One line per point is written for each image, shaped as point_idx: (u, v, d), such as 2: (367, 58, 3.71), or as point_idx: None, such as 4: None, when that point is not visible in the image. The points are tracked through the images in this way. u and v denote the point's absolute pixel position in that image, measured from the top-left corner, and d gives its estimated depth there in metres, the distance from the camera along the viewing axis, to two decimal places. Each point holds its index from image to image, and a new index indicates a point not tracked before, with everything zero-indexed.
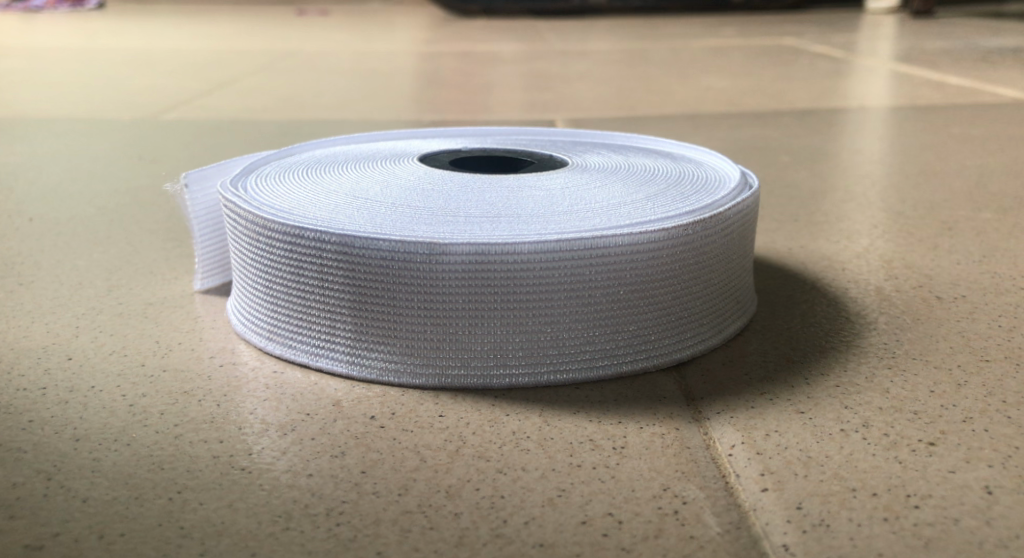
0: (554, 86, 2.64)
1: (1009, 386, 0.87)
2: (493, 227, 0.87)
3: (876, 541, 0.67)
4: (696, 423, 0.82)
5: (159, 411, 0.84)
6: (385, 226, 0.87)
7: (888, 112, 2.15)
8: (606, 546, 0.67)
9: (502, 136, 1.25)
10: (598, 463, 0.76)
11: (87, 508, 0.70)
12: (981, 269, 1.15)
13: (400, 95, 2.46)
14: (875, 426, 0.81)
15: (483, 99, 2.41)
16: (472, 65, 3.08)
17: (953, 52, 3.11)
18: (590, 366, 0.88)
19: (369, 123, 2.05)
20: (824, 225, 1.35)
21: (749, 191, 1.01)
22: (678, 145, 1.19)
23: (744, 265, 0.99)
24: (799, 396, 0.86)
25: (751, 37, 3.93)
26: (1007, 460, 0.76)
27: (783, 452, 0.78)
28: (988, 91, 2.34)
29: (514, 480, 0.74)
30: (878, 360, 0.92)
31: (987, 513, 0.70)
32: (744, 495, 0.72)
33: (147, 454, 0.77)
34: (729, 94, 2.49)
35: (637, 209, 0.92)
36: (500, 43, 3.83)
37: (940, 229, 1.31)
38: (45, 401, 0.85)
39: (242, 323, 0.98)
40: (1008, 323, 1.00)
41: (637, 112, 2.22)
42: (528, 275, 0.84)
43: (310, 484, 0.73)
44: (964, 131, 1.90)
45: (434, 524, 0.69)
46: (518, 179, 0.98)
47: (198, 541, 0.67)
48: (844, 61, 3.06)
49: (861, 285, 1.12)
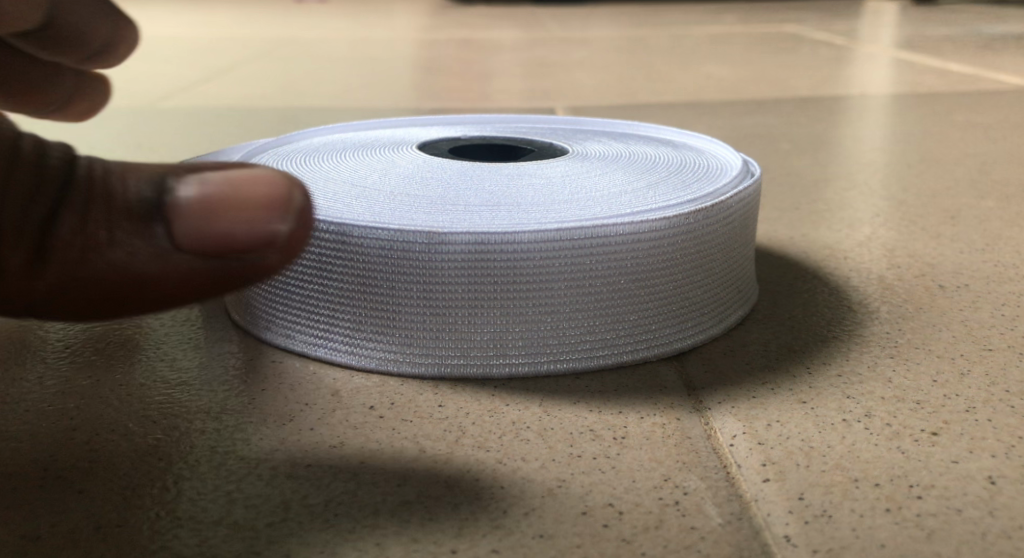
0: (554, 73, 2.63)
1: (1012, 375, 0.86)
2: (493, 216, 0.86)
3: (879, 531, 0.66)
4: (697, 413, 0.82)
5: (157, 401, 0.83)
6: (384, 215, 0.86)
7: (890, 99, 2.14)
8: (606, 537, 0.66)
9: (502, 123, 1.24)
10: (598, 453, 0.76)
11: (83, 498, 0.70)
12: (984, 258, 1.14)
13: (399, 82, 2.45)
14: (877, 416, 0.80)
15: (483, 86, 2.39)
16: (472, 53, 3.06)
17: (955, 39, 3.09)
18: (591, 356, 0.87)
19: (368, 110, 2.04)
20: (826, 213, 1.34)
21: (751, 179, 1.00)
22: (679, 132, 1.17)
23: (745, 254, 0.98)
24: (800, 385, 0.86)
25: (752, 24, 3.90)
26: (1011, 451, 0.75)
27: (785, 442, 0.77)
28: (990, 78, 2.33)
29: (514, 470, 0.74)
30: (880, 350, 0.92)
31: (990, 504, 0.69)
32: (746, 486, 0.72)
33: (145, 444, 0.76)
34: (730, 82, 2.47)
35: (637, 197, 0.91)
36: (500, 30, 3.82)
37: (943, 218, 1.30)
38: (42, 391, 0.85)
39: (241, 313, 0.97)
40: (1011, 312, 0.99)
41: (638, 99, 2.21)
42: (529, 264, 0.83)
43: (309, 474, 0.73)
44: (966, 119, 1.89)
45: (434, 515, 0.68)
46: (518, 166, 0.97)
47: (196, 532, 0.66)
48: (845, 49, 3.05)
49: (864, 274, 1.11)
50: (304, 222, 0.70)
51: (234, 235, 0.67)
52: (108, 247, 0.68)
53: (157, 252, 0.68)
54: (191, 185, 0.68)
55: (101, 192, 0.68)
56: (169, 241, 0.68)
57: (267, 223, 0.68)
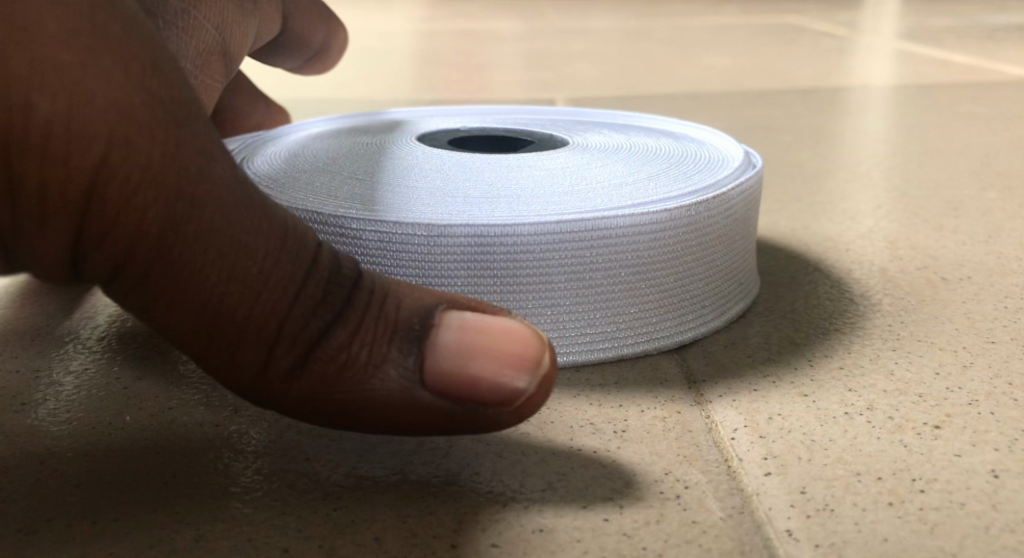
0: (554, 64, 2.61)
1: (1014, 368, 0.86)
2: (494, 208, 0.85)
3: (881, 525, 0.66)
4: (698, 407, 0.81)
5: (152, 395, 0.83)
6: (384, 206, 0.86)
7: (891, 90, 2.13)
8: (607, 532, 0.66)
9: (501, 114, 1.23)
10: (599, 447, 0.75)
11: (80, 492, 0.69)
12: (987, 249, 1.14)
13: (398, 74, 2.44)
14: (879, 409, 0.80)
15: (482, 77, 2.38)
16: (472, 44, 3.05)
17: (956, 30, 3.08)
18: (590, 349, 0.87)
19: (367, 101, 2.04)
20: (827, 205, 1.33)
21: (752, 171, 0.99)
22: (680, 123, 1.16)
23: (745, 246, 0.98)
24: (801, 379, 0.85)
25: (753, 16, 3.88)
26: (1014, 444, 0.75)
27: (786, 435, 0.77)
28: (992, 69, 2.32)
29: (515, 464, 0.73)
30: (882, 343, 0.91)
31: (993, 498, 0.68)
32: (747, 480, 0.71)
33: (141, 438, 0.76)
34: (731, 73, 2.46)
35: (638, 189, 0.90)
36: (499, 21, 3.80)
37: (946, 209, 1.29)
38: (38, 384, 0.84)
39: None
40: (1014, 304, 0.99)
41: (639, 90, 2.20)
42: (529, 256, 0.83)
43: (307, 468, 0.72)
44: (968, 110, 1.88)
45: (433, 509, 0.68)
46: (518, 158, 0.97)
47: (194, 527, 0.66)
48: (846, 40, 3.03)
49: (865, 266, 1.11)
50: (546, 390, 0.68)
51: (478, 390, 0.66)
52: (367, 370, 0.67)
53: (405, 385, 0.67)
54: (452, 329, 0.67)
55: (372, 315, 0.69)
56: (417, 373, 0.67)
57: (508, 381, 0.66)
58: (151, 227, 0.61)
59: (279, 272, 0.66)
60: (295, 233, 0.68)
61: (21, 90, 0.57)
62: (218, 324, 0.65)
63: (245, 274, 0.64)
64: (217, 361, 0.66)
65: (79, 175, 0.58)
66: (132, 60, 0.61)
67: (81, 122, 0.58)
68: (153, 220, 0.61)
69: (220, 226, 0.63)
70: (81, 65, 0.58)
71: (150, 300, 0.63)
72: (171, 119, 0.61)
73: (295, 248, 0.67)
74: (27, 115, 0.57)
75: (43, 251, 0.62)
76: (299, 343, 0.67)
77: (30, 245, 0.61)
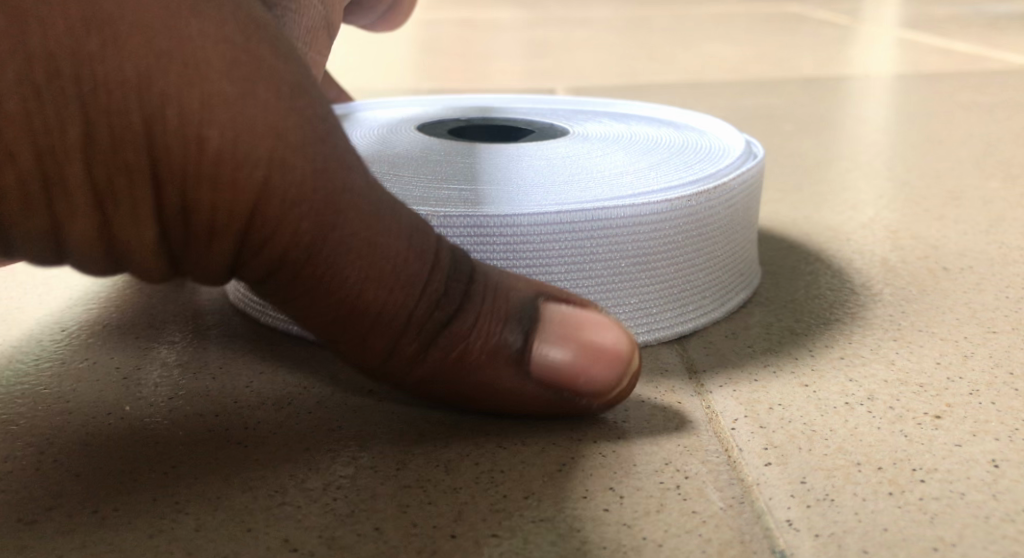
0: (555, 53, 2.61)
1: (1015, 358, 0.86)
2: (494, 198, 0.85)
3: (881, 515, 0.66)
4: (698, 397, 0.81)
5: (152, 384, 0.83)
6: None
7: (894, 79, 2.12)
8: (607, 521, 0.66)
9: (503, 104, 1.22)
10: (599, 437, 0.75)
11: (80, 483, 0.69)
12: (988, 239, 1.14)
13: (398, 63, 2.44)
14: (879, 399, 0.80)
15: (483, 66, 2.38)
16: (472, 33, 3.04)
17: (960, 19, 3.07)
18: None
19: (367, 91, 2.03)
20: (828, 195, 1.33)
21: (754, 161, 0.98)
22: (680, 113, 1.16)
23: (746, 236, 0.97)
24: (802, 368, 0.85)
25: (754, 4, 3.87)
26: (1014, 434, 0.74)
27: (786, 425, 0.76)
28: (994, 58, 2.31)
29: (514, 454, 0.73)
30: (883, 332, 0.91)
31: (993, 487, 0.68)
32: (747, 470, 0.71)
33: (141, 427, 0.76)
34: (732, 62, 2.46)
35: (638, 178, 0.90)
36: (500, 10, 3.80)
37: (948, 199, 1.29)
38: (38, 374, 0.84)
39: (238, 296, 0.97)
40: (1015, 294, 0.98)
41: (640, 79, 2.19)
42: (529, 246, 0.83)
43: (307, 458, 0.72)
44: (970, 99, 1.88)
45: (432, 499, 0.68)
46: (518, 147, 0.96)
47: (193, 517, 0.66)
48: (847, 28, 3.02)
49: (867, 256, 1.10)
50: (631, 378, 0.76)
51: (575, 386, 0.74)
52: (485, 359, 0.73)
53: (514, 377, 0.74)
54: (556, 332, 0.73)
55: (490, 309, 0.73)
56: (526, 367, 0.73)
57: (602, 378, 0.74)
58: (304, 236, 0.64)
59: (410, 270, 0.69)
60: (418, 231, 0.71)
61: (194, 125, 0.60)
62: (356, 318, 0.69)
63: (382, 273, 0.68)
64: (349, 348, 0.71)
65: (246, 200, 0.62)
66: (283, 83, 0.62)
67: (245, 148, 0.60)
68: (305, 229, 0.64)
69: (360, 231, 0.66)
70: (242, 96, 0.61)
71: (296, 297, 0.68)
72: (319, 136, 0.64)
73: (421, 245, 0.70)
74: (201, 146, 0.60)
75: (209, 262, 0.66)
76: (427, 333, 0.72)
77: (202, 258, 0.66)
